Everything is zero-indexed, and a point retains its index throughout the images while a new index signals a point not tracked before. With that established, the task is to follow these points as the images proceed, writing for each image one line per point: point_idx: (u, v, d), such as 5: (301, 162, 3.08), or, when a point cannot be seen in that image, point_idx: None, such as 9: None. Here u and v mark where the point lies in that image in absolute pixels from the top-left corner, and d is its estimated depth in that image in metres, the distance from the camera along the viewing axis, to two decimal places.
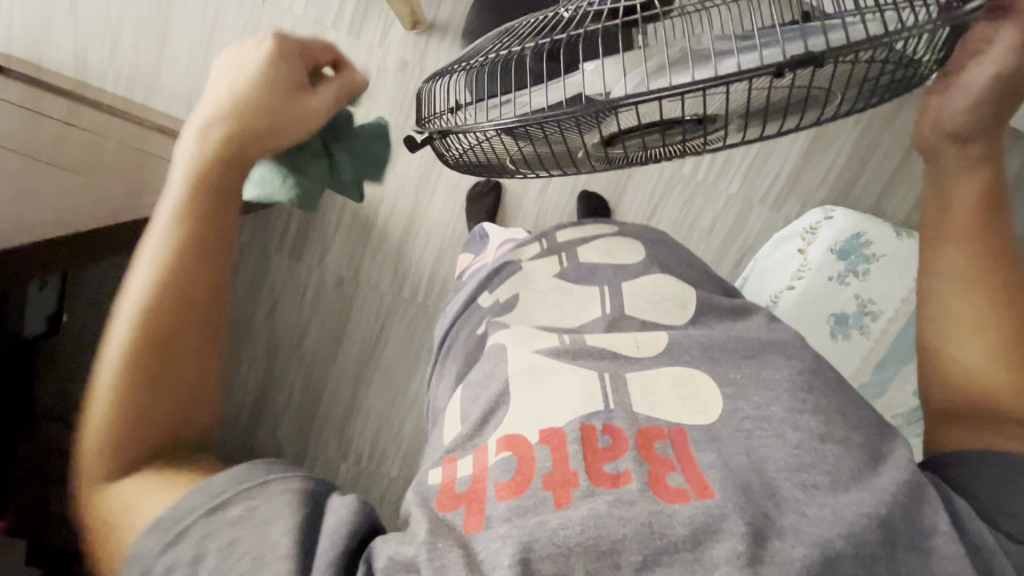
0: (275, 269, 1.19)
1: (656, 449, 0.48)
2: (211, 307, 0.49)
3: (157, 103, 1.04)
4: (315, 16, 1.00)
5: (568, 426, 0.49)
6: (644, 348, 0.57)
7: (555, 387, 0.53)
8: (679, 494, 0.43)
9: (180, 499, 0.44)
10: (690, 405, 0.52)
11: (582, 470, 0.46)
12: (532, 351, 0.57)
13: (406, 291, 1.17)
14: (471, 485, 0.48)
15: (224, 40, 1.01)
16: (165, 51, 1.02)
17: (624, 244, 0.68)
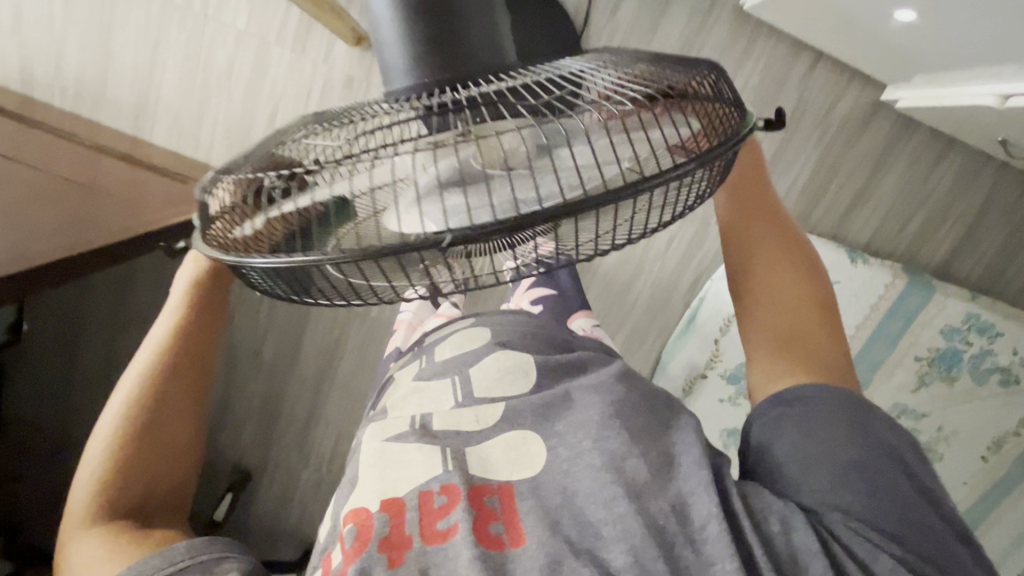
0: None
1: (484, 501, 0.47)
2: (179, 429, 0.56)
3: (106, 119, 1.04)
4: (258, 31, 0.98)
5: (406, 493, 0.48)
6: (486, 416, 0.54)
7: (399, 462, 0.50)
8: (494, 541, 0.45)
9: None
10: (519, 463, 0.50)
11: (417, 532, 0.46)
12: (383, 439, 0.53)
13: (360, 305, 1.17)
14: (338, 571, 0.45)
15: (168, 55, 1.00)
16: (110, 66, 1.01)
17: (472, 332, 0.64)
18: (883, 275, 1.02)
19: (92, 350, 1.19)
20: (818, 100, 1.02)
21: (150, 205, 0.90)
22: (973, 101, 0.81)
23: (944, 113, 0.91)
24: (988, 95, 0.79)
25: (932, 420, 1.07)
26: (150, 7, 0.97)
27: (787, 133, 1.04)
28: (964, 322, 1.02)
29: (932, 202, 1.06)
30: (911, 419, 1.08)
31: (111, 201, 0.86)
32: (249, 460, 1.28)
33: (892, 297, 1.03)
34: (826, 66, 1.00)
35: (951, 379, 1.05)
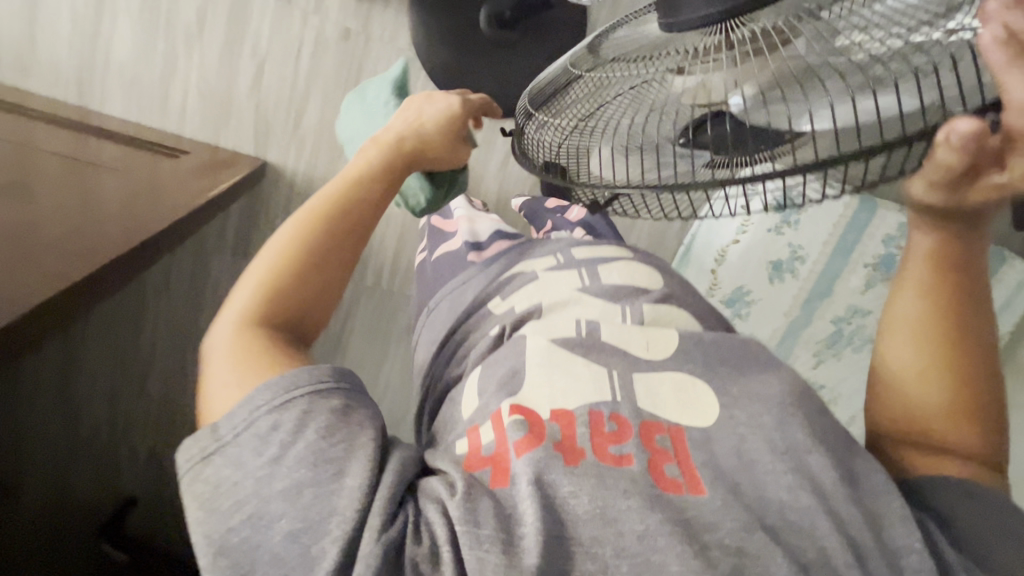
0: (216, 269, 1.03)
1: (656, 440, 0.44)
2: (345, 252, 0.50)
3: (38, 85, 0.87)
4: None
5: (576, 408, 0.45)
6: (658, 349, 0.52)
7: (568, 373, 0.48)
8: (672, 484, 0.41)
9: (266, 389, 0.39)
10: (692, 408, 0.47)
11: (590, 448, 0.42)
12: (550, 338, 0.52)
13: (369, 278, 1.10)
14: (495, 448, 0.44)
15: (118, 4, 0.84)
16: (39, 21, 0.83)
17: (643, 271, 0.64)
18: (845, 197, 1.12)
19: None
20: None
21: (106, 190, 0.69)
22: None
23: None
24: None
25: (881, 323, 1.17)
26: None
27: None
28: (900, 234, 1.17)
29: None
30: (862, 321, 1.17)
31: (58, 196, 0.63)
32: None
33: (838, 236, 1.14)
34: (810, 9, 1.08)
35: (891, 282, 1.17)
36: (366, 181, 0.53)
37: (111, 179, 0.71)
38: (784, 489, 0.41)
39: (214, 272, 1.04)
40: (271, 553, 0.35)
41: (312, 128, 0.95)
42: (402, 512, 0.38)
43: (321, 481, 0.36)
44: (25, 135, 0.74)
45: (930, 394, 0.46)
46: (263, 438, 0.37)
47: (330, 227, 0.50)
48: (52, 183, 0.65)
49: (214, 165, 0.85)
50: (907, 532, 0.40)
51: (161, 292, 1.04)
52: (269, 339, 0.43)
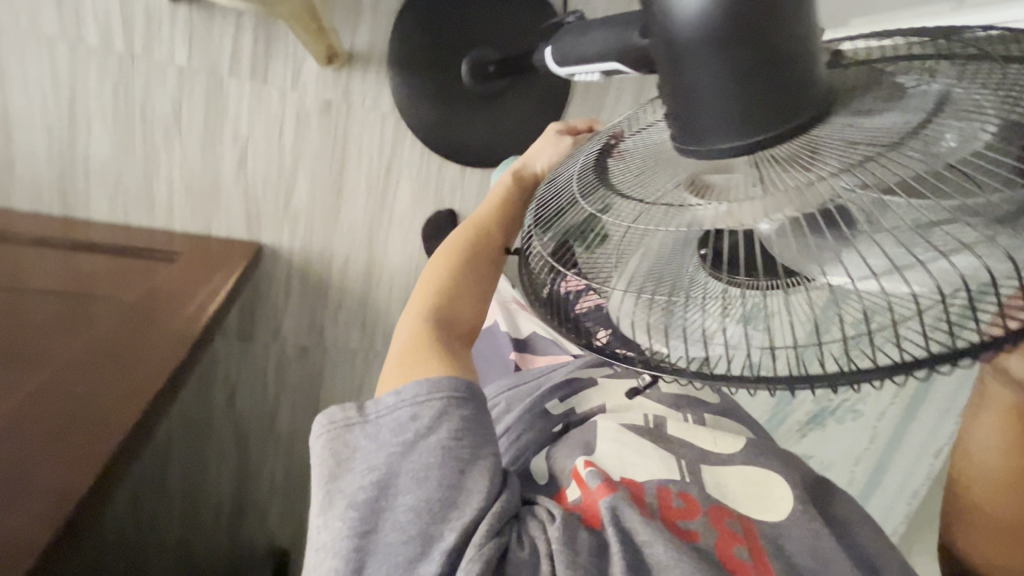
0: (224, 355, 1.01)
1: (727, 519, 0.42)
2: (483, 270, 0.51)
3: (22, 202, 0.84)
4: (205, 63, 0.82)
5: (646, 482, 0.44)
6: (727, 444, 0.49)
7: (640, 453, 0.46)
8: (740, 567, 0.39)
9: (424, 383, 0.39)
10: (765, 503, 0.45)
11: (658, 514, 0.41)
12: (618, 424, 0.50)
13: (378, 343, 1.05)
14: (578, 501, 0.42)
15: (92, 109, 0.81)
16: (14, 137, 0.81)
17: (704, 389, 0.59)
18: None
19: None
20: None
21: (94, 328, 0.65)
22: None
23: None
24: None
25: None
26: (54, 54, 0.78)
27: None
28: None
29: None
30: None
31: (64, 342, 0.62)
32: (284, 537, 1.18)
33: None
34: None
35: None
36: (505, 207, 0.56)
37: (109, 309, 0.69)
38: None
39: (223, 358, 1.01)
40: (396, 527, 0.35)
41: (304, 204, 0.92)
42: (506, 536, 0.37)
43: (453, 479, 0.36)
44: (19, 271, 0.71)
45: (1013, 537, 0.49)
46: (402, 424, 0.37)
47: (488, 246, 0.53)
48: (41, 339, 0.61)
49: (210, 262, 0.83)
50: None
51: None
52: (423, 338, 0.44)
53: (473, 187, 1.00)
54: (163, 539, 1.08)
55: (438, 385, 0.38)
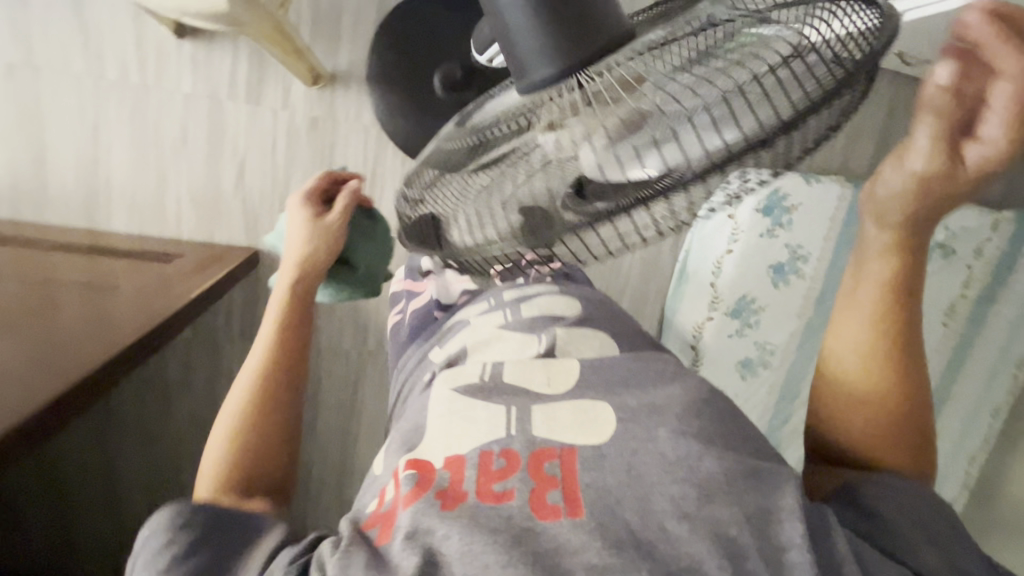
0: (229, 357, 1.07)
1: (545, 469, 0.44)
2: (291, 366, 0.62)
3: (52, 217, 0.95)
4: (207, 89, 0.93)
5: (469, 452, 0.48)
6: (557, 381, 0.54)
7: (469, 418, 0.51)
8: (551, 511, 0.41)
9: (198, 510, 0.47)
10: (588, 428, 0.47)
11: (472, 490, 0.44)
12: (451, 388, 0.56)
13: (369, 340, 1.12)
14: (391, 506, 0.47)
15: (112, 134, 0.93)
16: (47, 160, 0.93)
17: (565, 302, 0.68)
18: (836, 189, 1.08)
19: None
20: None
21: (85, 307, 0.71)
22: None
23: None
24: None
25: None
26: (81, 87, 0.90)
27: None
28: None
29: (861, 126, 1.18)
30: None
31: (77, 309, 0.70)
32: None
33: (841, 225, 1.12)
34: None
35: None
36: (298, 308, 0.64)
37: (123, 289, 0.78)
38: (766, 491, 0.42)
39: (226, 360, 1.08)
40: None
41: None
42: None
43: None
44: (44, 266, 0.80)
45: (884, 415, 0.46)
46: (165, 545, 0.44)
47: (292, 345, 0.62)
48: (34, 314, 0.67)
49: (212, 262, 0.92)
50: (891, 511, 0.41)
51: (180, 384, 1.08)
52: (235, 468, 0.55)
53: None
54: None
55: (208, 512, 0.47)
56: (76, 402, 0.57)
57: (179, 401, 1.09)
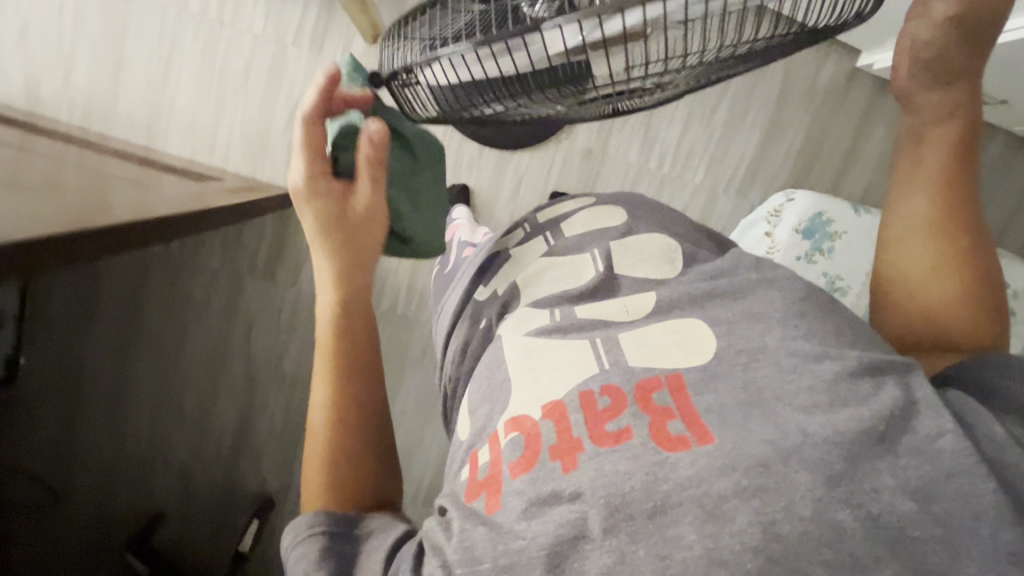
0: (250, 293, 1.09)
1: (654, 400, 0.40)
2: (366, 343, 0.57)
3: (116, 132, 1.02)
4: (276, 34, 0.99)
5: (567, 396, 0.42)
6: (637, 309, 0.50)
7: (550, 362, 0.46)
8: (679, 442, 0.36)
9: (324, 518, 0.47)
10: (687, 346, 0.44)
11: (586, 435, 0.39)
12: (525, 334, 0.50)
13: (384, 302, 1.12)
14: (492, 467, 0.42)
15: (183, 64, 1.00)
16: (122, 78, 1.00)
17: (602, 211, 0.63)
18: None
19: (102, 376, 1.11)
20: (803, 71, 1.07)
21: (120, 193, 0.76)
22: None
23: None
24: None
25: None
26: (165, 18, 0.98)
27: (780, 103, 1.09)
28: None
29: None
30: None
31: (117, 195, 0.75)
32: (272, 486, 1.18)
33: None
34: None
35: None
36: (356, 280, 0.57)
37: (168, 188, 0.85)
38: (798, 413, 0.37)
39: (246, 297, 1.09)
40: None
41: None
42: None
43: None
44: (96, 163, 0.85)
45: (935, 260, 0.54)
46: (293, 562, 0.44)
47: (350, 337, 0.56)
48: (78, 187, 0.72)
49: (246, 188, 0.97)
50: (959, 450, 0.34)
51: (200, 311, 1.09)
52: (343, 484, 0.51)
53: (489, 165, 1.10)
54: (167, 461, 1.16)
55: (327, 519, 0.47)
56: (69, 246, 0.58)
57: (195, 331, 1.10)
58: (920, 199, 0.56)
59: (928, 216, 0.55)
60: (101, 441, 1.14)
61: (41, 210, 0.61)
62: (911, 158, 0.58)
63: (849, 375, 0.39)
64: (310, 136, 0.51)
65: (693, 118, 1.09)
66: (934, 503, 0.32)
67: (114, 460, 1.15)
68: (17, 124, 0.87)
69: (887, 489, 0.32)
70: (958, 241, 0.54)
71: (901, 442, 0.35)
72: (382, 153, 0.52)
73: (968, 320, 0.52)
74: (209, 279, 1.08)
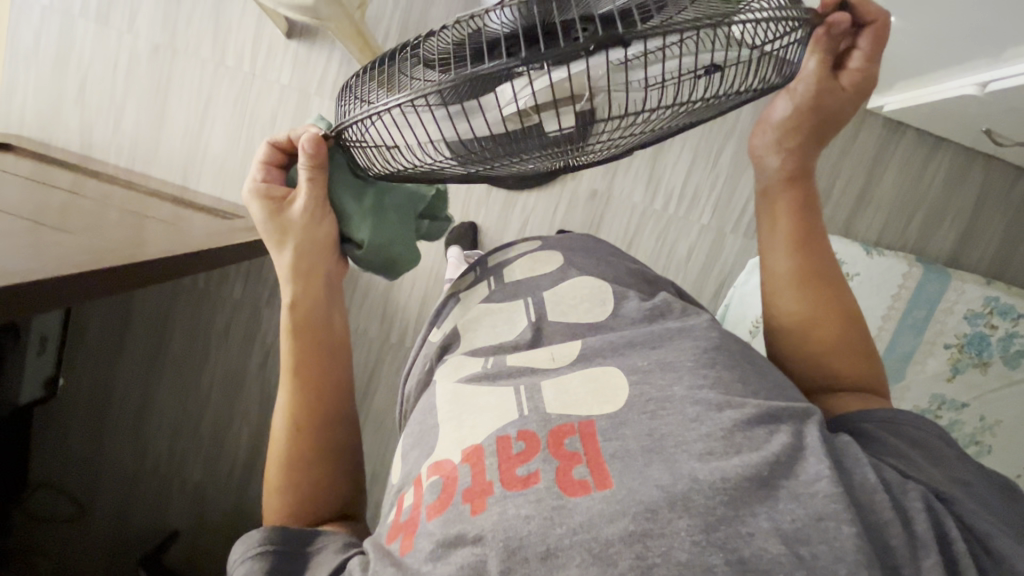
0: (269, 322, 1.14)
1: (565, 444, 0.42)
2: (325, 367, 0.59)
3: (155, 173, 1.12)
4: (300, 84, 1.07)
5: (484, 440, 0.45)
6: (562, 356, 0.52)
7: (475, 408, 0.48)
8: (579, 487, 0.39)
9: (279, 531, 0.49)
10: (601, 395, 0.46)
11: (497, 479, 0.41)
12: (456, 381, 0.53)
13: (394, 334, 1.16)
14: (414, 512, 0.44)
15: (217, 111, 1.09)
16: (164, 125, 1.10)
17: (545, 256, 0.65)
18: (899, 264, 1.05)
19: (126, 397, 1.18)
20: None
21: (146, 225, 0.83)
22: (954, 93, 0.88)
23: (925, 112, 1.00)
24: (967, 86, 0.86)
25: (974, 410, 1.02)
26: (204, 69, 1.08)
27: None
28: (984, 305, 1.02)
29: (929, 197, 1.12)
30: (953, 410, 1.02)
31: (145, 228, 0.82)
32: None
33: (906, 294, 1.04)
34: None
35: (983, 365, 1.02)
36: (314, 302, 0.59)
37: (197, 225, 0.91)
38: (693, 458, 0.39)
39: (264, 327, 1.15)
40: None
41: None
42: None
43: None
44: (130, 201, 0.92)
45: (825, 313, 0.57)
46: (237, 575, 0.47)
47: (306, 359, 0.59)
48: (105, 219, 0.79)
49: None
50: (829, 497, 0.36)
51: (221, 339, 1.16)
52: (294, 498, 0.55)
53: (496, 205, 1.14)
54: (182, 482, 1.21)
55: (280, 534, 0.49)
56: (98, 279, 0.64)
57: (216, 356, 1.16)
58: (786, 257, 0.59)
59: (794, 273, 0.59)
60: (125, 459, 1.21)
61: (72, 245, 0.67)
62: (769, 217, 0.61)
63: (743, 424, 0.41)
64: (269, 180, 0.59)
65: (697, 158, 1.10)
66: (803, 547, 0.34)
67: (136, 478, 1.21)
68: (67, 165, 0.97)
69: (761, 533, 0.34)
70: (824, 292, 0.58)
71: (783, 487, 0.37)
72: (320, 160, 0.53)
73: (859, 370, 0.56)
74: (231, 309, 1.15)
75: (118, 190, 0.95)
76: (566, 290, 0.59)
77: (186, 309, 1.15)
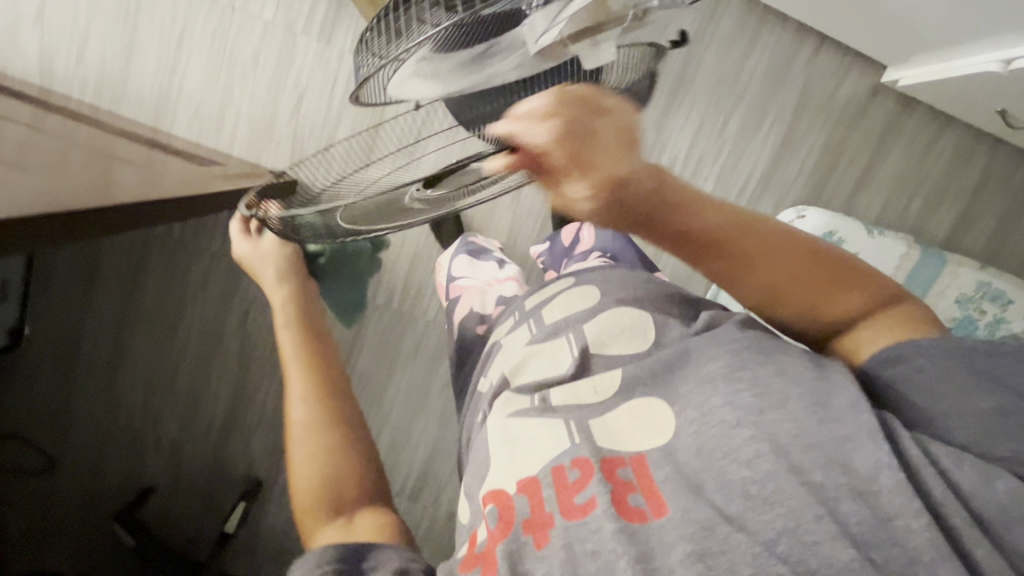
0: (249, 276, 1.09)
1: (618, 474, 0.48)
2: (325, 371, 0.64)
3: (125, 112, 1.03)
4: (285, 21, 0.99)
5: (539, 472, 0.50)
6: (603, 388, 0.57)
7: (528, 442, 0.53)
8: (637, 514, 0.44)
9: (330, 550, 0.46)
10: (650, 429, 0.52)
11: (558, 510, 0.46)
12: (507, 416, 0.57)
13: (380, 296, 1.12)
14: (484, 544, 0.47)
15: (193, 46, 1.00)
16: (133, 59, 1.01)
17: (581, 293, 0.69)
18: (899, 245, 1.03)
19: (100, 352, 1.13)
20: (819, 88, 1.05)
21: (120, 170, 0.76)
22: (975, 69, 0.85)
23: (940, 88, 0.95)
24: (991, 61, 0.82)
25: None
26: None
27: (794, 117, 1.06)
28: (975, 290, 1.02)
29: (933, 179, 1.10)
30: None
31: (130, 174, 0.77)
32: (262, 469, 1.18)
33: (905, 270, 1.03)
34: (825, 55, 1.04)
35: None
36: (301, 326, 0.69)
37: (171, 170, 0.85)
38: (743, 466, 0.43)
39: (244, 282, 1.10)
40: None
41: None
42: None
43: None
44: (101, 140, 0.84)
45: None
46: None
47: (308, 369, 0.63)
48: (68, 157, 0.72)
49: (254, 173, 0.97)
50: (896, 489, 0.39)
51: (198, 291, 1.10)
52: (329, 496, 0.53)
53: None
54: (158, 438, 1.17)
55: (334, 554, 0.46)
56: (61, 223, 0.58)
57: (191, 310, 1.11)
58: None
59: None
60: (97, 413, 1.16)
61: (36, 188, 0.61)
62: None
63: (791, 432, 0.44)
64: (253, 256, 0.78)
65: (703, 125, 1.06)
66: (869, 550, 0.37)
67: (109, 433, 1.17)
68: (25, 98, 0.88)
69: (828, 540, 0.37)
70: None
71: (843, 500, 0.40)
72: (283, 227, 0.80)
73: None
74: (208, 259, 1.09)
75: (83, 127, 0.87)
76: (604, 325, 0.63)
77: (158, 257, 1.09)
